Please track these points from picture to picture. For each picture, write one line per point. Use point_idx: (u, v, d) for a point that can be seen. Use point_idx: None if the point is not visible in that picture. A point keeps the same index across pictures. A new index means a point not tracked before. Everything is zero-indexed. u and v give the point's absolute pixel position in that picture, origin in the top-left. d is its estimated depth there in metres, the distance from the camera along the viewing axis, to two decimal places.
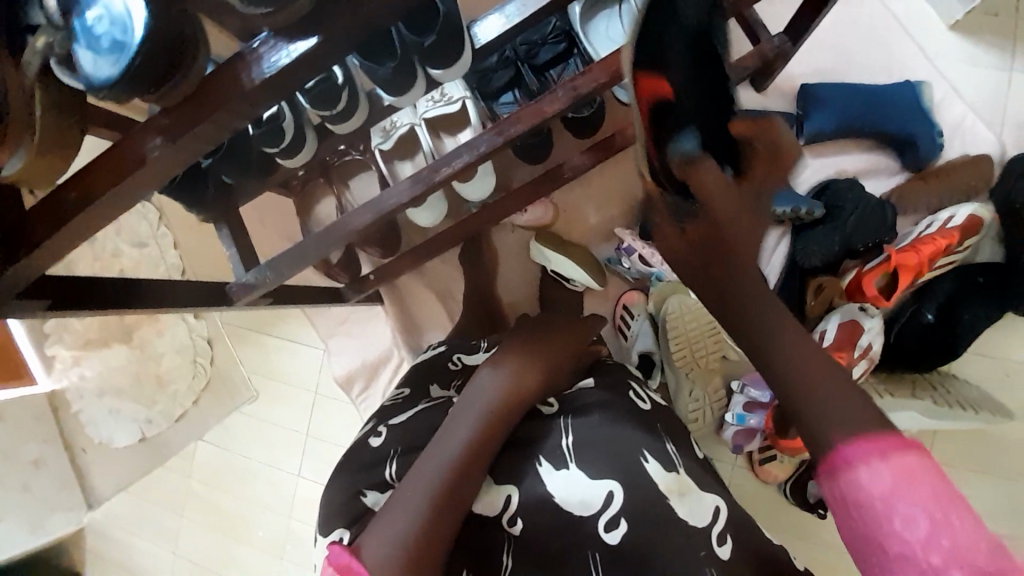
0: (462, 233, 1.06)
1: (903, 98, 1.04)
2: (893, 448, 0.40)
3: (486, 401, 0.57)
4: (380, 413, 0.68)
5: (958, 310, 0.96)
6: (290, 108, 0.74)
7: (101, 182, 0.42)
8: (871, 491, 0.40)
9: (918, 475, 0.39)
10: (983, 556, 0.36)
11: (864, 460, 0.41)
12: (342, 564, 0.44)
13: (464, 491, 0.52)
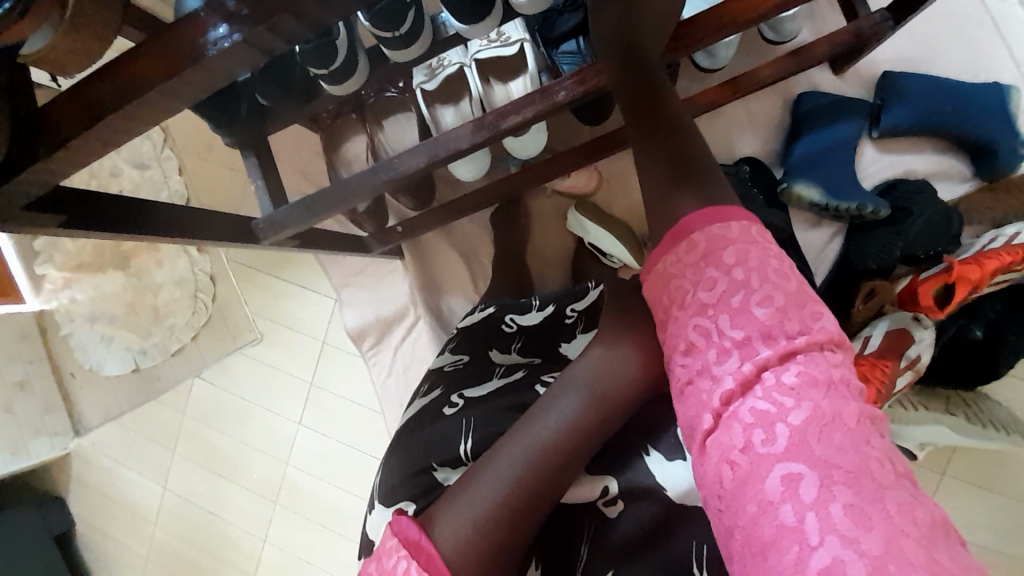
0: (501, 192, 0.99)
1: (988, 99, 0.96)
2: (709, 224, 0.48)
3: (598, 386, 0.49)
4: (447, 381, 0.65)
5: (1006, 330, 0.93)
6: (345, 24, 0.65)
7: (148, 74, 0.35)
8: (685, 261, 0.48)
9: (728, 251, 0.47)
10: (770, 316, 0.45)
11: (687, 235, 0.49)
12: (410, 539, 0.42)
13: (557, 480, 0.47)
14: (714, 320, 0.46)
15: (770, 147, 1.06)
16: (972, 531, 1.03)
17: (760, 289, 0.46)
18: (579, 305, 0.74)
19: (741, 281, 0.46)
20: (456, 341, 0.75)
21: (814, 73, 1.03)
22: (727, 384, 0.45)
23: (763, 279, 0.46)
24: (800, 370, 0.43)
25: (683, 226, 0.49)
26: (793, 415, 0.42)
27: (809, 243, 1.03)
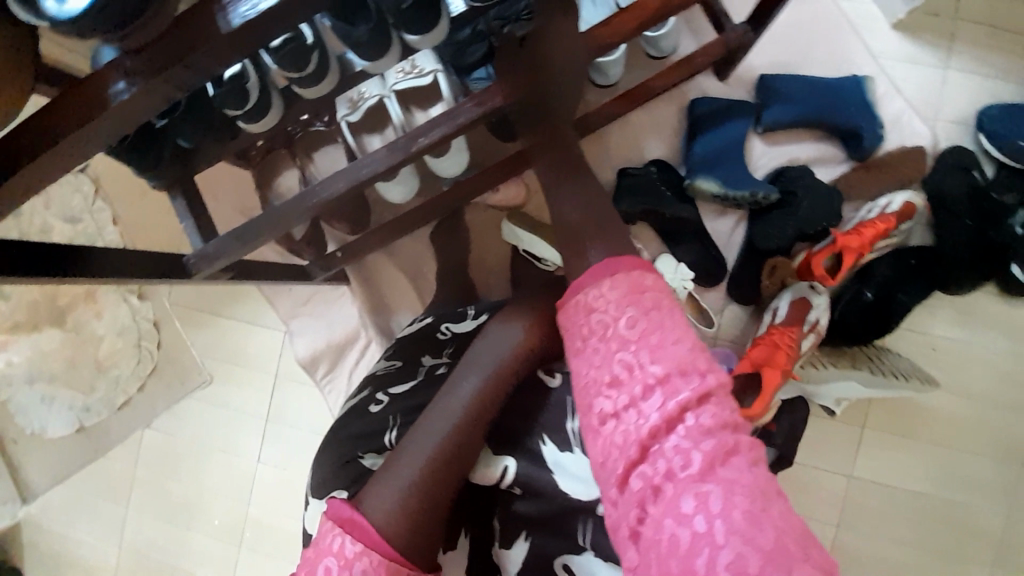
0: (432, 211, 1.04)
1: (850, 94, 1.09)
2: (629, 271, 0.59)
3: (498, 354, 0.61)
4: (375, 381, 0.71)
5: (895, 291, 1.05)
6: (255, 64, 0.67)
7: (59, 124, 0.39)
8: (609, 303, 0.58)
9: (647, 298, 0.58)
10: (682, 354, 0.55)
11: (612, 280, 0.59)
12: (343, 517, 0.50)
13: (470, 438, 0.58)
14: (637, 357, 0.55)
15: (673, 149, 1.17)
16: (894, 477, 1.13)
17: (673, 332, 0.56)
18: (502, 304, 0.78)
19: (658, 325, 0.56)
20: (394, 348, 0.78)
21: (701, 81, 1.15)
22: (651, 415, 0.53)
23: (674, 325, 0.57)
24: (710, 405, 0.52)
25: (607, 271, 0.59)
26: (703, 440, 0.50)
27: (717, 231, 1.14)
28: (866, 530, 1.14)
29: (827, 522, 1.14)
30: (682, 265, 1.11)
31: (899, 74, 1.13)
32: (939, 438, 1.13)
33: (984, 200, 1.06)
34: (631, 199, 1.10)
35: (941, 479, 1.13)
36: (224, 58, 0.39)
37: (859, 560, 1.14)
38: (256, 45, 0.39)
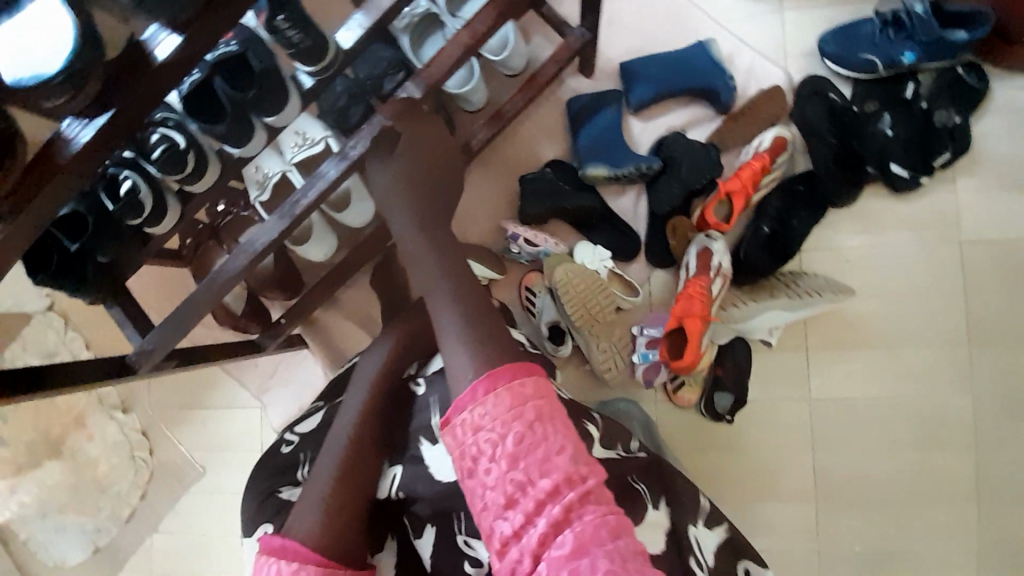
0: (355, 260, 1.12)
1: (698, 62, 1.19)
2: (508, 384, 0.59)
3: (371, 370, 0.81)
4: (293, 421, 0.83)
5: (788, 219, 1.13)
6: (144, 178, 0.77)
7: None
8: (492, 420, 0.58)
9: (529, 408, 0.58)
10: (563, 461, 0.57)
11: (493, 394, 0.59)
12: (273, 547, 0.61)
13: (368, 434, 0.74)
14: (522, 473, 0.56)
15: (565, 147, 1.27)
16: (849, 389, 1.18)
17: (555, 440, 0.58)
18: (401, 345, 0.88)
19: (540, 435, 0.57)
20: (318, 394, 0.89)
21: (570, 81, 1.26)
22: (538, 525, 0.55)
23: (556, 430, 0.58)
24: (590, 505, 0.56)
25: (491, 384, 0.59)
26: (585, 545, 0.53)
27: (622, 209, 1.22)
28: (838, 446, 1.17)
29: (802, 449, 1.17)
30: (597, 247, 1.19)
31: (742, 29, 1.24)
32: (882, 341, 1.18)
33: (844, 117, 1.15)
34: (535, 202, 1.19)
35: (896, 379, 1.17)
36: (79, 177, 0.48)
37: (840, 476, 1.17)
38: (100, 160, 0.49)
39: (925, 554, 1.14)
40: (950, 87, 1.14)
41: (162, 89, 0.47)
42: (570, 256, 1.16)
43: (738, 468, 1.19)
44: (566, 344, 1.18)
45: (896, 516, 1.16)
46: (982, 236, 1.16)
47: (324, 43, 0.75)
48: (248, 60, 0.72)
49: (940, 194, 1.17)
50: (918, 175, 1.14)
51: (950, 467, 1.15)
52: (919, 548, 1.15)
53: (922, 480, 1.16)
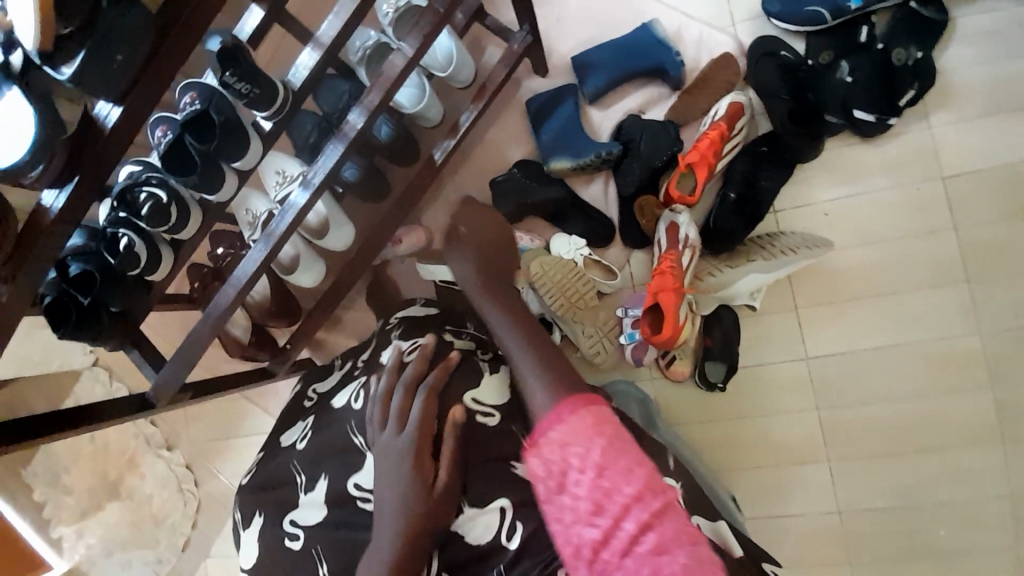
0: (343, 282, 1.20)
1: (647, 40, 1.21)
2: (588, 405, 0.55)
3: (398, 502, 0.71)
4: (274, 500, 0.83)
5: (755, 181, 1.13)
6: (137, 233, 0.86)
7: None
8: (570, 435, 0.53)
9: (604, 419, 0.54)
10: (645, 472, 0.52)
11: (571, 411, 0.54)
12: None
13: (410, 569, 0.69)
14: (610, 484, 0.50)
15: (531, 146, 1.30)
16: (847, 343, 1.15)
17: (636, 453, 0.53)
18: (363, 406, 0.82)
19: (620, 444, 0.53)
20: (286, 461, 0.85)
21: (528, 82, 1.30)
22: (626, 539, 0.50)
23: (632, 445, 0.54)
24: (674, 521, 0.51)
25: (569, 399, 0.55)
26: (674, 558, 0.49)
27: (593, 197, 1.25)
28: (844, 403, 1.15)
29: (806, 409, 1.16)
30: (573, 237, 1.21)
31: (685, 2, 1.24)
32: (876, 290, 1.15)
33: (798, 73, 1.14)
34: (505, 203, 1.24)
35: (896, 326, 1.14)
36: (63, 234, 0.57)
37: (851, 433, 1.14)
38: (76, 218, 0.57)
39: (952, 502, 1.10)
40: (906, 23, 1.12)
41: (117, 151, 0.55)
42: (544, 250, 1.20)
43: (744, 436, 1.18)
44: (554, 335, 1.22)
45: (916, 466, 1.12)
46: (965, 167, 1.12)
47: (272, 88, 0.84)
48: (209, 115, 0.81)
49: (913, 132, 1.14)
50: (884, 118, 1.11)
51: (970, 410, 1.11)
52: (945, 496, 1.11)
53: (938, 427, 1.12)
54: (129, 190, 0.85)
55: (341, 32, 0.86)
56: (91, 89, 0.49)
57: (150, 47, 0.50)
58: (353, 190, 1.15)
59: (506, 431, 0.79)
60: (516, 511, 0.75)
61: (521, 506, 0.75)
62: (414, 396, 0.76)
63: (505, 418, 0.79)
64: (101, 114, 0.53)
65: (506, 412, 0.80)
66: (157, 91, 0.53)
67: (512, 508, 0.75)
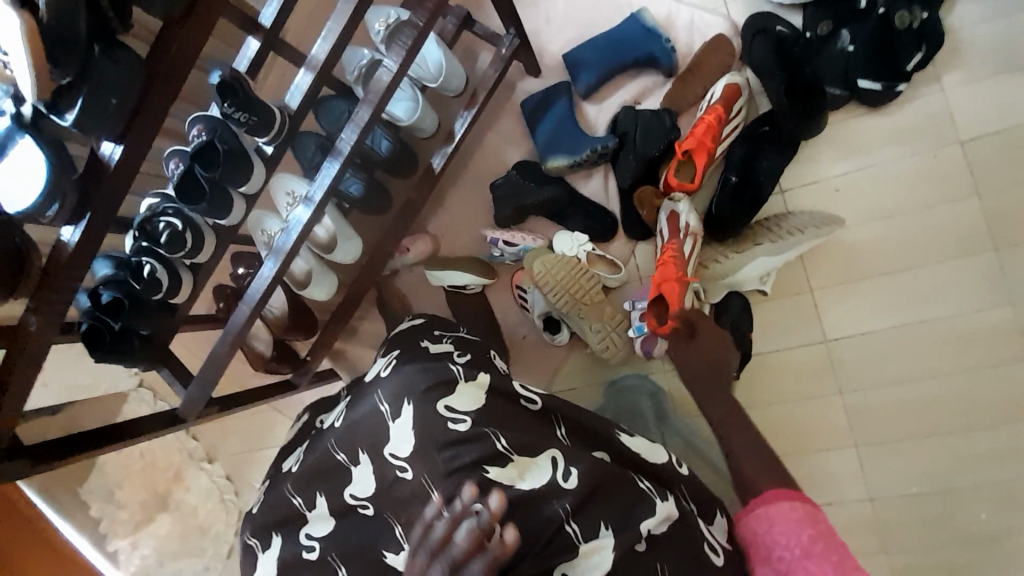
0: (354, 293, 1.24)
1: (635, 31, 1.20)
2: (800, 501, 0.69)
3: None
4: (276, 522, 0.72)
5: (755, 162, 1.11)
6: (158, 259, 0.93)
7: (15, 344, 0.64)
8: (779, 520, 0.68)
9: (813, 517, 0.67)
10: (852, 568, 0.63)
11: (779, 499, 0.69)
12: None
13: None
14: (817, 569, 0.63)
15: (529, 146, 1.31)
16: (866, 323, 1.11)
17: (842, 550, 0.65)
18: (344, 422, 0.72)
19: (827, 541, 0.65)
20: (278, 487, 0.74)
21: (522, 84, 1.31)
22: None
23: (838, 543, 0.65)
24: None
25: (778, 496, 0.69)
26: None
27: (593, 192, 1.26)
28: (868, 384, 1.10)
29: (829, 392, 1.12)
30: (575, 234, 1.22)
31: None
32: (897, 265, 1.10)
33: (794, 48, 1.10)
34: (505, 205, 1.25)
35: (923, 301, 1.09)
36: (80, 265, 0.62)
37: (878, 416, 1.10)
38: (94, 249, 0.62)
39: (995, 481, 1.05)
40: None
41: (121, 185, 0.60)
42: (547, 248, 1.20)
43: (766, 425, 1.14)
44: (562, 332, 1.23)
45: (949, 447, 1.07)
46: (982, 130, 1.07)
47: (270, 114, 0.88)
48: (213, 144, 0.87)
49: (923, 97, 1.09)
50: (892, 85, 1.07)
51: (1007, 383, 1.05)
52: (982, 476, 1.06)
53: (970, 404, 1.06)
54: (148, 221, 0.91)
55: (329, 55, 0.89)
56: (91, 129, 0.55)
57: (142, 88, 0.56)
58: (358, 204, 1.20)
59: (477, 435, 0.65)
60: (493, 512, 0.62)
61: (502, 505, 0.62)
62: (398, 404, 0.69)
63: (477, 422, 0.66)
64: (104, 153, 0.58)
65: (480, 419, 0.67)
66: (152, 127, 0.58)
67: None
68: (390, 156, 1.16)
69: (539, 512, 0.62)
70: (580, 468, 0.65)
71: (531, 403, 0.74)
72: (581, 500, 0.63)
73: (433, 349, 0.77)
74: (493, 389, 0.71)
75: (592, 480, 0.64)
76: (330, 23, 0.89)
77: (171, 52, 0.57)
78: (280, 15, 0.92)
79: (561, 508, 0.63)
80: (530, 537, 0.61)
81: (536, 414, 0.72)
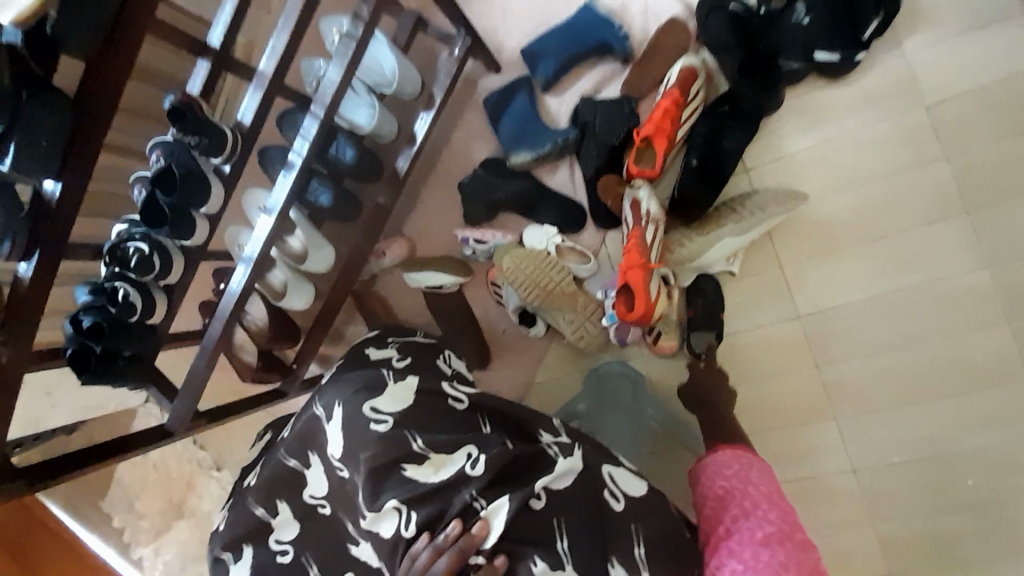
0: (332, 300, 1.26)
1: (589, 19, 1.19)
2: (726, 447, 0.86)
3: None
4: (247, 534, 0.72)
5: (716, 143, 1.10)
6: (132, 283, 0.96)
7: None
8: (711, 468, 0.83)
9: (736, 457, 0.83)
10: (762, 482, 0.79)
11: (714, 452, 0.86)
12: None
13: None
14: (739, 496, 0.77)
15: (495, 142, 1.31)
16: (840, 296, 1.10)
17: (758, 476, 0.80)
18: (291, 431, 0.74)
19: (746, 473, 0.80)
20: (241, 502, 0.74)
21: (483, 81, 1.31)
22: (746, 534, 0.71)
23: (758, 472, 0.80)
24: (779, 516, 0.74)
25: (711, 455, 0.86)
26: (779, 537, 0.71)
27: (560, 184, 1.25)
28: (845, 357, 1.10)
29: (808, 368, 1.11)
30: (545, 226, 1.23)
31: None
32: (869, 236, 1.08)
33: (748, 23, 1.09)
34: (474, 203, 1.26)
35: (897, 270, 1.07)
36: (37, 298, 0.66)
37: (856, 390, 1.10)
38: (52, 278, 0.66)
39: (978, 446, 1.04)
40: None
41: (66, 218, 0.64)
42: (515, 244, 1.20)
43: (748, 405, 1.14)
44: (537, 325, 1.24)
45: (928, 416, 1.06)
46: (949, 93, 1.05)
47: (221, 135, 0.91)
48: (171, 168, 0.90)
49: (886, 63, 1.07)
50: (850, 53, 1.05)
51: (988, 348, 1.04)
52: (964, 444, 1.05)
53: (950, 372, 1.05)
54: (118, 247, 0.94)
55: (276, 70, 0.91)
56: (28, 167, 0.58)
57: (73, 125, 0.60)
58: (327, 213, 1.22)
59: (394, 438, 0.67)
60: (409, 504, 0.65)
61: (415, 497, 0.65)
62: (331, 406, 0.71)
63: (398, 424, 0.68)
64: (47, 189, 0.62)
65: (403, 419, 0.69)
66: (88, 161, 0.62)
67: (404, 504, 0.65)
68: (354, 163, 1.18)
69: (447, 499, 0.65)
70: (487, 453, 0.66)
71: (458, 402, 0.73)
72: (486, 482, 0.64)
73: (375, 355, 0.78)
74: (421, 388, 0.72)
75: (496, 464, 0.65)
76: (274, 39, 0.90)
77: (97, 87, 0.60)
78: (228, 35, 0.93)
79: (467, 493, 0.65)
80: (439, 523, 0.65)
81: (462, 413, 0.72)
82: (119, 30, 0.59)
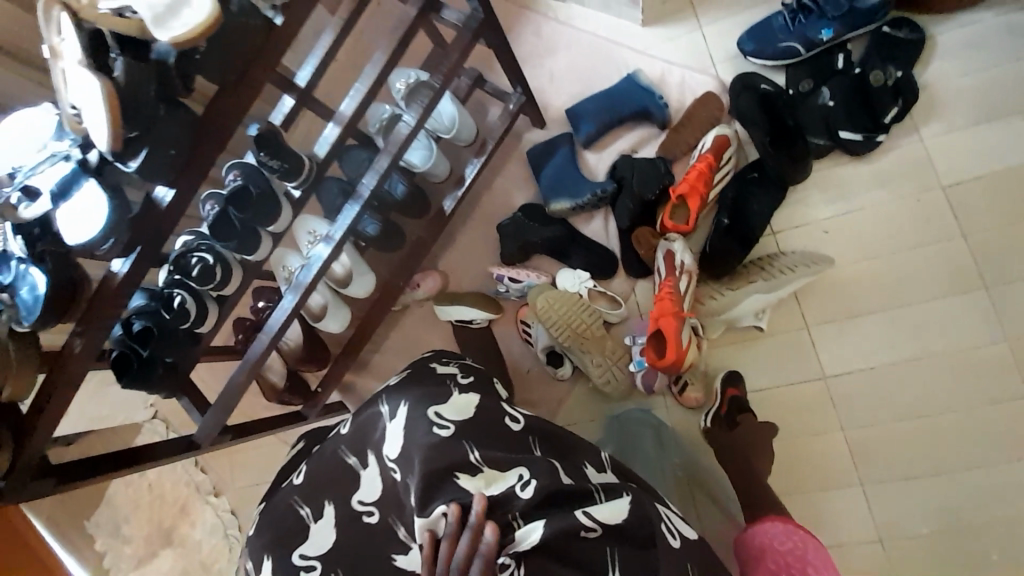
0: (366, 326, 1.29)
1: (631, 89, 1.31)
2: (781, 520, 0.89)
3: None
4: (281, 538, 0.71)
5: (745, 205, 1.18)
6: (189, 292, 0.99)
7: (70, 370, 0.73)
8: (765, 539, 0.87)
9: (791, 531, 0.86)
10: (817, 561, 0.82)
11: (768, 523, 0.89)
12: None
13: None
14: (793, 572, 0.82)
15: (534, 190, 1.40)
16: (864, 358, 1.13)
17: (813, 554, 0.83)
18: (352, 427, 0.77)
19: (802, 550, 0.84)
20: (281, 504, 0.74)
21: (527, 134, 1.42)
22: None
23: (813, 549, 0.84)
24: None
25: (764, 526, 0.89)
26: None
27: (594, 232, 1.33)
28: (872, 419, 1.11)
29: (833, 428, 1.12)
30: (577, 271, 1.28)
31: (667, 51, 1.34)
32: (891, 302, 1.13)
33: (778, 102, 1.20)
34: (510, 244, 1.32)
35: (919, 337, 1.11)
36: (126, 293, 0.71)
37: (882, 453, 1.10)
38: (140, 277, 0.71)
39: (1007, 519, 1.03)
40: (881, 48, 1.17)
41: (169, 221, 0.70)
42: (550, 285, 1.26)
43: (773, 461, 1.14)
44: (564, 366, 1.27)
45: (956, 485, 1.06)
46: (964, 175, 1.13)
47: (298, 161, 1.00)
48: (248, 188, 0.98)
49: (904, 146, 1.17)
50: (871, 135, 1.15)
51: (1012, 419, 1.05)
52: (992, 516, 1.04)
53: (976, 442, 1.06)
54: (182, 256, 0.99)
55: (352, 112, 1.00)
56: (150, 174, 0.65)
57: (194, 142, 0.67)
58: (373, 243, 1.28)
59: (456, 446, 0.68)
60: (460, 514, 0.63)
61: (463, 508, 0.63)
62: (396, 406, 0.74)
63: (459, 432, 0.70)
64: (157, 196, 0.69)
65: (463, 430, 0.70)
66: (197, 175, 0.69)
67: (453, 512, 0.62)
68: (405, 198, 1.26)
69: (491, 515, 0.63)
70: (538, 478, 0.66)
71: (514, 422, 0.75)
72: (534, 504, 0.64)
73: (439, 370, 0.80)
74: (482, 405, 0.75)
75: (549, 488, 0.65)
76: (357, 85, 1.00)
77: (220, 112, 0.68)
78: (313, 77, 1.03)
79: (510, 514, 0.63)
80: None
81: (517, 433, 0.73)
82: (250, 68, 0.67)
